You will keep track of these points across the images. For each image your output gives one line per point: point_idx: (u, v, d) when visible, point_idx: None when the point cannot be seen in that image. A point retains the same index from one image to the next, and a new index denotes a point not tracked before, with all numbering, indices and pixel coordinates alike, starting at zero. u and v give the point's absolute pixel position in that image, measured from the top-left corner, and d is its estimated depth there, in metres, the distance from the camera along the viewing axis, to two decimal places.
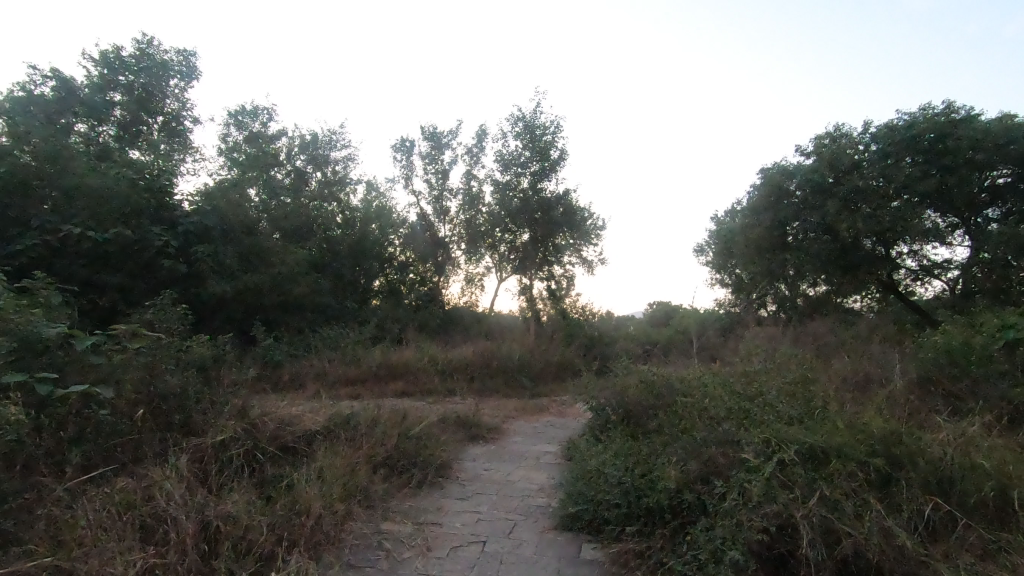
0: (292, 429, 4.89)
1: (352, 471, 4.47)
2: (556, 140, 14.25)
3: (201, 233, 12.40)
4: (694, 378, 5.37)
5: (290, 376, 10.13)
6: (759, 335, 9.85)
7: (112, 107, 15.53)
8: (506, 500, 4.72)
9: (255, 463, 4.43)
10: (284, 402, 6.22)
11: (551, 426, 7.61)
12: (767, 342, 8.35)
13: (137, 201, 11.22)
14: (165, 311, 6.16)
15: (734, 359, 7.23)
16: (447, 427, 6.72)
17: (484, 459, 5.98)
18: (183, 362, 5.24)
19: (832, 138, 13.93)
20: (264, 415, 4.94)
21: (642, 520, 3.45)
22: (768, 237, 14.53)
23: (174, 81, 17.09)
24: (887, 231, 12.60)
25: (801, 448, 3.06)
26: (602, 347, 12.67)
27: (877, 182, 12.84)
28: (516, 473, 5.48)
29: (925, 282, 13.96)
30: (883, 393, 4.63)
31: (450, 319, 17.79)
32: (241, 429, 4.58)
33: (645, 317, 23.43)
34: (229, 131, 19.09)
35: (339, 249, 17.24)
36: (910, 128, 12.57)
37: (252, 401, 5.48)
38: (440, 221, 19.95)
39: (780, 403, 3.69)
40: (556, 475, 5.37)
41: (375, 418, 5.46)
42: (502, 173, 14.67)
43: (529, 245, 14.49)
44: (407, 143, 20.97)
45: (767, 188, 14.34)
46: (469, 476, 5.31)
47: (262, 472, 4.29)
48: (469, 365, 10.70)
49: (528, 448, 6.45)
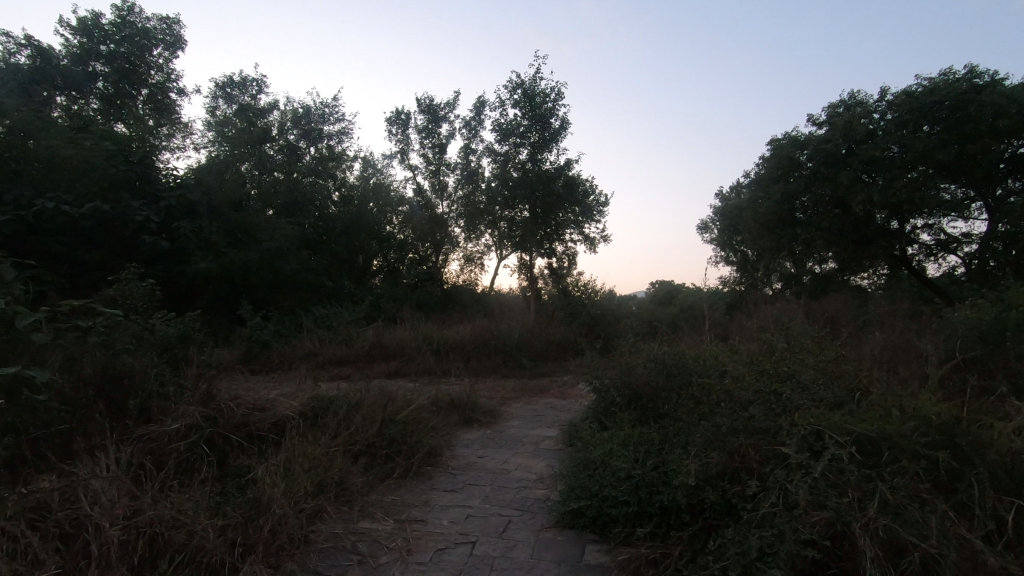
0: (263, 415, 4.42)
1: (329, 463, 3.99)
2: (557, 108, 13.54)
3: (186, 208, 11.88)
4: (709, 354, 4.87)
5: (280, 358, 9.72)
6: (770, 311, 9.32)
7: (93, 78, 15.00)
8: (500, 492, 4.24)
9: (218, 453, 3.96)
10: (260, 383, 5.75)
11: (551, 409, 7.16)
12: (782, 318, 7.81)
13: (117, 174, 10.65)
14: (128, 286, 5.66)
15: (749, 336, 6.72)
16: (439, 411, 6.24)
17: (478, 445, 5.51)
18: (144, 341, 4.74)
19: (846, 106, 13.20)
20: (232, 398, 4.44)
21: (654, 522, 2.98)
22: (778, 211, 13.93)
23: (157, 50, 16.19)
24: (903, 204, 11.99)
25: (849, 440, 2.56)
26: (605, 326, 12.20)
27: (893, 152, 12.17)
28: (513, 461, 5.02)
29: (939, 258, 13.37)
30: (919, 372, 4.11)
31: (449, 298, 17.30)
32: (204, 415, 4.11)
33: (648, 296, 22.91)
34: (217, 104, 18.40)
35: (333, 226, 16.65)
36: (929, 94, 11.83)
37: (223, 383, 5.02)
38: (438, 197, 19.30)
39: (816, 386, 3.16)
40: (556, 464, 4.89)
41: (358, 402, 4.99)
42: (500, 144, 14.04)
43: (530, 220, 13.88)
44: (403, 116, 20.23)
45: (777, 159, 13.66)
46: (461, 465, 4.82)
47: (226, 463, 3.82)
48: (465, 345, 10.24)
49: (527, 433, 5.97)
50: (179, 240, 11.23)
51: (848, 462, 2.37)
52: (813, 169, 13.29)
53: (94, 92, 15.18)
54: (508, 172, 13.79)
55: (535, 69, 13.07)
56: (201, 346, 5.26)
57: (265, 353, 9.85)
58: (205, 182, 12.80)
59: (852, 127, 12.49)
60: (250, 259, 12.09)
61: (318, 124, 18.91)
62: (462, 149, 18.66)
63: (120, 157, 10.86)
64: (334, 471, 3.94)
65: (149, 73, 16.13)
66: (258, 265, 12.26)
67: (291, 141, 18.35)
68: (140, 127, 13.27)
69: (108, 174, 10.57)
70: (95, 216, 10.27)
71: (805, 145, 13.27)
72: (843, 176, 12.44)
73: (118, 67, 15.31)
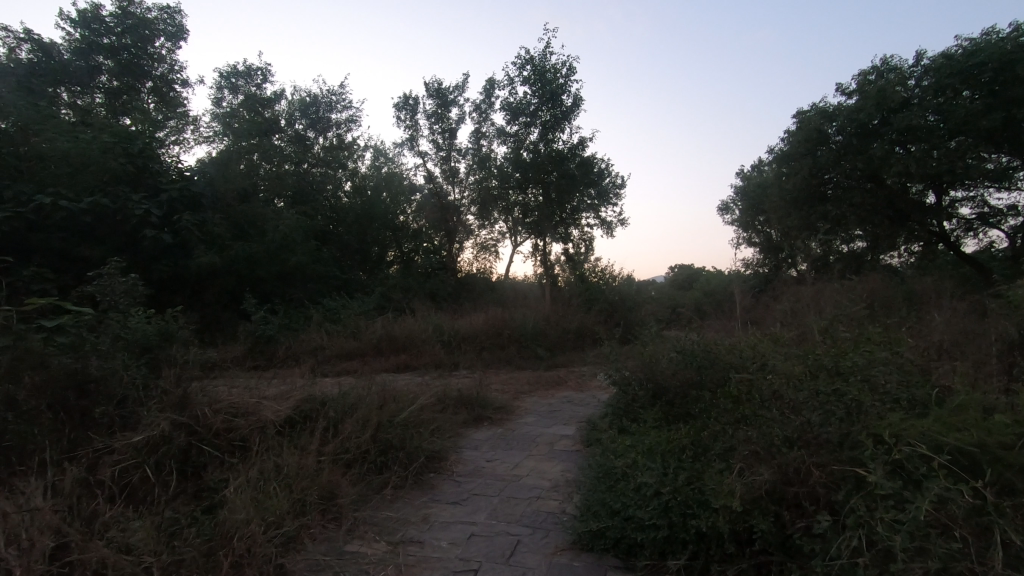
0: (248, 420, 4.01)
1: (316, 477, 3.56)
2: (569, 83, 12.85)
3: (190, 201, 11.57)
4: (743, 344, 4.31)
5: (286, 353, 9.39)
6: (803, 294, 8.63)
7: (96, 72, 14.64)
8: (510, 503, 3.75)
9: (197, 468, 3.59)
10: (252, 383, 5.34)
11: (568, 403, 6.65)
12: (819, 301, 7.17)
13: (117, 168, 10.34)
14: (110, 282, 5.28)
15: (783, 322, 6.11)
16: (446, 408, 5.78)
17: (487, 446, 5.03)
18: (122, 341, 4.32)
19: (878, 73, 12.24)
20: (213, 403, 4.03)
21: (690, 551, 2.49)
22: (807, 188, 13.09)
23: (159, 42, 15.75)
24: (943, 175, 11.14)
25: (942, 458, 2.02)
26: (625, 313, 11.66)
27: (930, 120, 11.30)
28: (524, 464, 4.53)
29: (979, 233, 12.51)
30: (993, 363, 3.51)
31: (463, 287, 16.82)
32: (179, 424, 3.70)
33: (668, 280, 22.17)
34: (222, 95, 17.99)
35: (343, 216, 16.25)
36: (970, 57, 10.87)
37: (209, 385, 4.62)
38: (449, 184, 18.76)
39: (885, 383, 2.60)
40: (573, 468, 4.38)
41: (353, 404, 4.55)
42: (510, 124, 13.42)
43: (544, 205, 13.25)
44: (411, 101, 19.68)
45: (804, 133, 12.76)
46: (467, 472, 4.34)
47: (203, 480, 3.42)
48: (478, 335, 9.76)
49: (540, 431, 5.47)
50: (182, 233, 10.89)
51: (954, 492, 1.83)
52: (843, 142, 12.40)
53: (98, 87, 14.87)
54: (519, 154, 13.18)
55: (545, 43, 12.38)
56: (190, 343, 4.85)
57: (270, 348, 9.47)
58: (209, 174, 12.45)
59: (886, 95, 11.56)
60: (253, 251, 11.70)
61: (325, 113, 18.41)
62: (473, 133, 18.05)
63: (119, 150, 10.53)
64: (323, 486, 3.51)
65: (153, 66, 15.72)
66: (264, 257, 11.88)
67: (298, 131, 17.87)
68: (142, 119, 12.89)
69: (108, 167, 10.26)
70: (96, 211, 10.00)
71: (834, 117, 12.37)
72: (876, 148, 11.58)
73: (121, 61, 14.95)
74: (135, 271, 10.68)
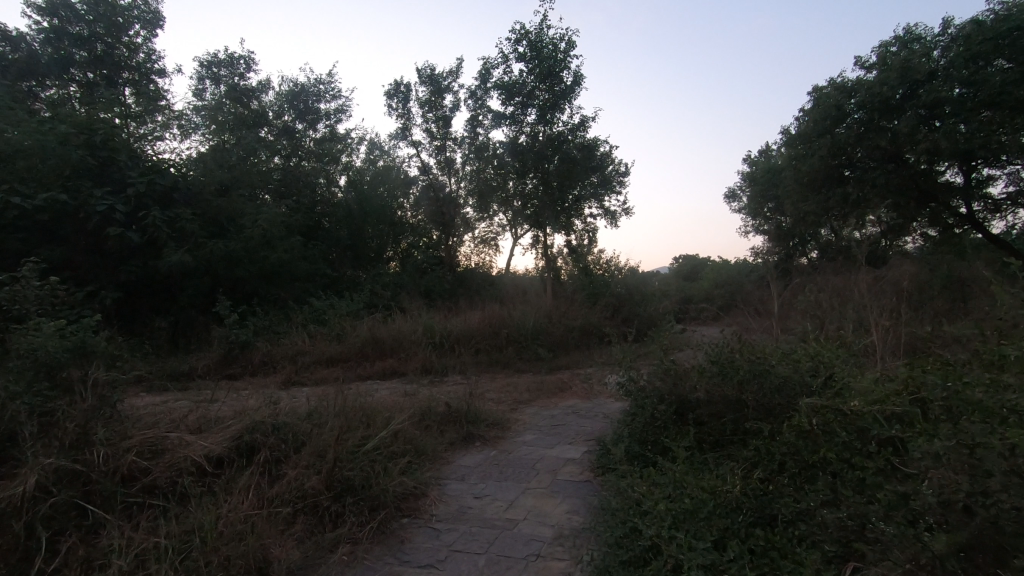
0: (169, 461, 3.20)
1: (241, 542, 2.73)
2: (569, 59, 11.80)
3: (161, 196, 10.66)
4: (793, 351, 3.44)
5: (262, 360, 8.50)
6: (833, 283, 7.71)
7: (68, 65, 12.83)
8: (500, 567, 2.86)
9: (90, 530, 2.82)
10: (198, 403, 4.51)
11: (573, 415, 5.77)
12: (859, 293, 6.23)
13: (77, 160, 9.38)
14: (25, 288, 4.42)
15: (826, 322, 5.20)
16: (430, 427, 4.90)
17: (477, 476, 4.13)
18: (15, 363, 3.45)
19: (900, 43, 11.17)
20: (121, 441, 3.20)
21: None
22: (825, 169, 12.07)
23: (134, 29, 13.73)
24: (976, 151, 10.11)
25: None
26: (633, 307, 10.81)
27: (958, 92, 10.22)
28: (521, 503, 3.64)
29: (1007, 214, 11.48)
30: None
31: (461, 282, 15.92)
32: (74, 472, 2.90)
33: (673, 270, 21.35)
34: (204, 86, 16.90)
35: (335, 211, 15.34)
36: (1005, 21, 9.75)
37: (132, 410, 3.79)
38: (445, 175, 17.56)
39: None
40: (582, 509, 3.50)
41: (309, 431, 3.72)
42: (505, 105, 12.39)
43: (544, 193, 12.25)
44: (402, 88, 18.72)
45: (821, 110, 11.69)
46: (449, 515, 3.46)
47: (90, 554, 2.65)
48: (473, 336, 8.87)
49: (541, 454, 4.59)
50: (150, 231, 9.92)
51: None
52: (862, 120, 11.32)
53: (72, 80, 13.02)
54: (517, 140, 12.27)
55: (541, 16, 11.35)
56: (115, 357, 4.00)
57: (247, 355, 8.54)
58: (192, 168, 11.50)
59: (911, 67, 10.46)
60: (231, 248, 10.60)
61: (314, 103, 17.16)
62: (469, 120, 17.01)
63: (79, 141, 9.54)
64: (250, 553, 2.69)
65: (131, 56, 13.72)
66: (245, 255, 10.79)
67: (286, 124, 16.54)
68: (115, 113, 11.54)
69: (67, 160, 9.33)
70: (52, 208, 9.18)
71: (854, 92, 11.29)
72: (901, 124, 10.51)
73: (95, 53, 13.06)
74: (103, 273, 9.84)
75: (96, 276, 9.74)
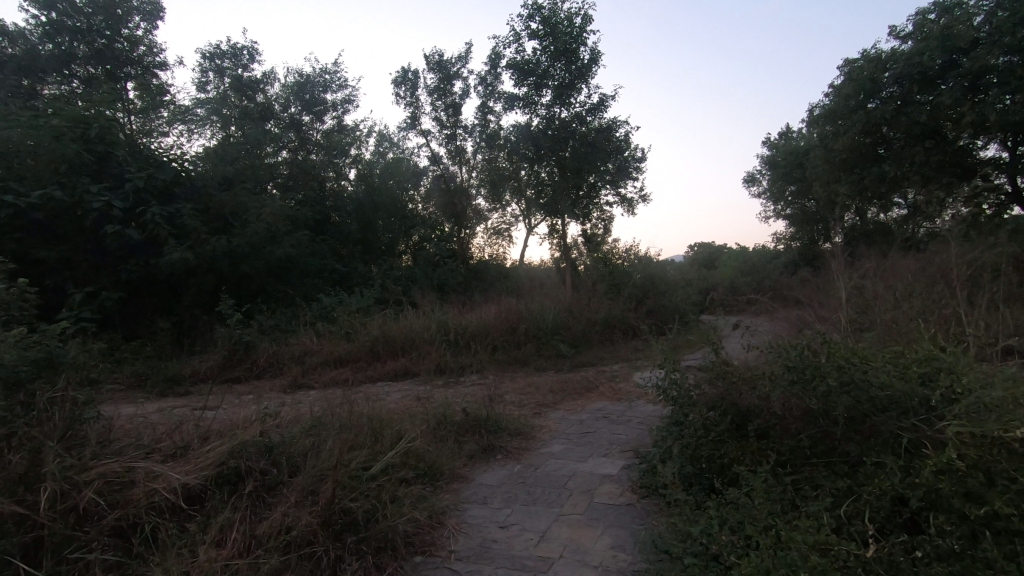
0: (137, 495, 2.70)
1: None
2: (586, 35, 11.10)
3: (163, 192, 10.15)
4: (883, 355, 2.82)
5: (267, 362, 7.98)
6: (881, 266, 7.04)
7: (70, 61, 11.96)
8: None
9: None
10: (185, 415, 3.99)
11: (605, 421, 5.16)
12: (919, 282, 5.56)
13: (72, 156, 8.89)
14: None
15: (891, 312, 4.55)
16: (444, 440, 4.34)
17: (500, 499, 3.56)
18: None
19: (939, 9, 10.23)
20: (83, 471, 2.71)
21: None
22: (858, 148, 11.25)
23: (134, 21, 12.60)
24: None
25: None
26: (658, 298, 10.19)
27: (1005, 60, 9.30)
28: (554, 536, 3.06)
29: None
30: None
31: (475, 275, 15.37)
32: (17, 515, 2.41)
33: (690, 258, 20.67)
34: (206, 78, 15.44)
35: (344, 204, 14.85)
36: None
37: (104, 429, 3.28)
38: (456, 165, 16.97)
39: None
40: (628, 544, 2.92)
41: (304, 452, 3.19)
42: (517, 87, 11.71)
43: (560, 179, 11.58)
44: (410, 76, 18.10)
45: (854, 84, 10.83)
46: (469, 552, 2.91)
47: None
48: (488, 332, 8.30)
49: (571, 470, 4.00)
50: (150, 228, 9.43)
51: None
52: (899, 93, 10.45)
53: (75, 76, 12.15)
54: (530, 124, 11.63)
55: None
56: (86, 369, 3.50)
57: (251, 357, 8.04)
58: (207, 164, 11.29)
59: (952, 34, 9.57)
60: (235, 244, 10.12)
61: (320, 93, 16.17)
62: (479, 107, 16.36)
63: (73, 135, 9.03)
64: None
65: (133, 50, 12.74)
66: (249, 251, 10.29)
67: (293, 116, 15.74)
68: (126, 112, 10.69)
69: (61, 155, 8.85)
70: (48, 206, 8.74)
71: (888, 63, 10.43)
72: (945, 96, 9.60)
73: (96, 47, 12.09)
74: (102, 272, 9.41)
75: (95, 277, 9.29)
